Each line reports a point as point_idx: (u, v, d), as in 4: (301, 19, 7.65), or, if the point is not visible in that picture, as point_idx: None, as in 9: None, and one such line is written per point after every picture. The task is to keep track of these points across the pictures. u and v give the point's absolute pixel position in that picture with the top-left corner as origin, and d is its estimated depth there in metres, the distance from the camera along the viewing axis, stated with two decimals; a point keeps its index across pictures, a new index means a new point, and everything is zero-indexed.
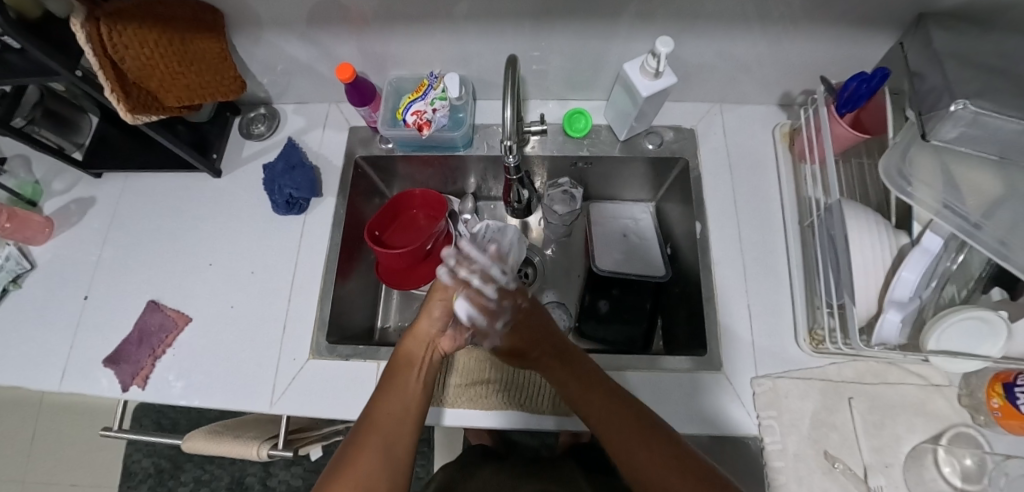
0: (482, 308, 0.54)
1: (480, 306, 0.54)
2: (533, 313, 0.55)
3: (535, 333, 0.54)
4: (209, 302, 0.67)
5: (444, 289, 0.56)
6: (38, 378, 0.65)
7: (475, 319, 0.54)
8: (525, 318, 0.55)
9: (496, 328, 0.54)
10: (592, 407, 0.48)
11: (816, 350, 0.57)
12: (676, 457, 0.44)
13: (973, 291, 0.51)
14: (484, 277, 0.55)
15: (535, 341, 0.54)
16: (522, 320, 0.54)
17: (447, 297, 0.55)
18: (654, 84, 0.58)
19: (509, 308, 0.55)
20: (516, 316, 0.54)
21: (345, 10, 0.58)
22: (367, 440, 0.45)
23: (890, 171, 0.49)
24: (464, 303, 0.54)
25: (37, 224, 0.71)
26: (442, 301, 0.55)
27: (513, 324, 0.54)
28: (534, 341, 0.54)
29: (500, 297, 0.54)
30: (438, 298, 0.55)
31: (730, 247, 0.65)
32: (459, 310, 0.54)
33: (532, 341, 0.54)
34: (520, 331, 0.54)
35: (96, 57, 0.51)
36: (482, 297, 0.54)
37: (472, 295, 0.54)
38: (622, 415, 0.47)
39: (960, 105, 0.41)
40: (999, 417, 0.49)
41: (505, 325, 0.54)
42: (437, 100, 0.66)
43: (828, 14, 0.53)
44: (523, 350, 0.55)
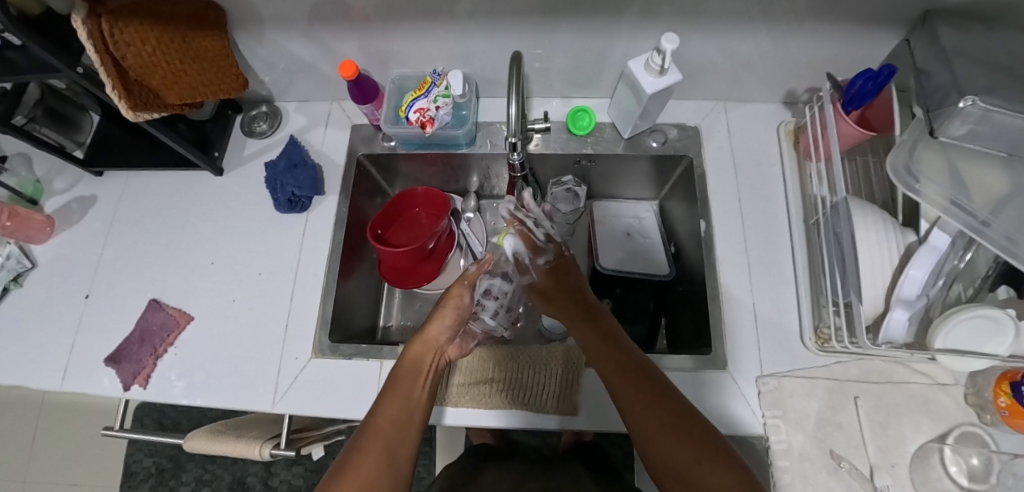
0: (530, 244, 0.59)
1: (528, 241, 0.59)
2: (564, 265, 0.59)
3: (565, 285, 0.58)
4: (211, 301, 0.67)
5: (458, 297, 0.55)
6: (39, 377, 0.64)
7: (520, 253, 0.59)
8: (563, 264, 0.59)
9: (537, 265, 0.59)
10: (612, 367, 0.47)
11: (822, 348, 0.57)
12: (683, 429, 0.42)
13: (979, 290, 0.51)
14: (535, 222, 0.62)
15: (567, 290, 0.57)
16: (559, 270, 0.59)
17: (462, 301, 0.55)
18: (659, 81, 0.58)
19: (552, 249, 0.60)
20: (554, 263, 0.59)
21: (348, 7, 0.57)
22: (369, 447, 0.44)
23: (897, 167, 0.48)
24: (512, 236, 0.59)
25: (38, 222, 0.71)
26: (455, 312, 0.54)
27: (553, 264, 0.59)
28: (562, 292, 0.57)
29: (547, 239, 0.61)
30: (452, 306, 0.54)
31: (734, 245, 0.64)
32: (508, 243, 0.59)
33: (561, 291, 0.57)
34: (555, 275, 0.58)
35: (97, 54, 0.50)
36: (530, 234, 0.60)
37: (523, 230, 0.60)
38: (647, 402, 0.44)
39: (969, 102, 0.40)
40: (1007, 417, 0.49)
41: (546, 263, 0.59)
42: (439, 98, 0.65)
43: (834, 11, 0.52)
44: (551, 297, 0.59)
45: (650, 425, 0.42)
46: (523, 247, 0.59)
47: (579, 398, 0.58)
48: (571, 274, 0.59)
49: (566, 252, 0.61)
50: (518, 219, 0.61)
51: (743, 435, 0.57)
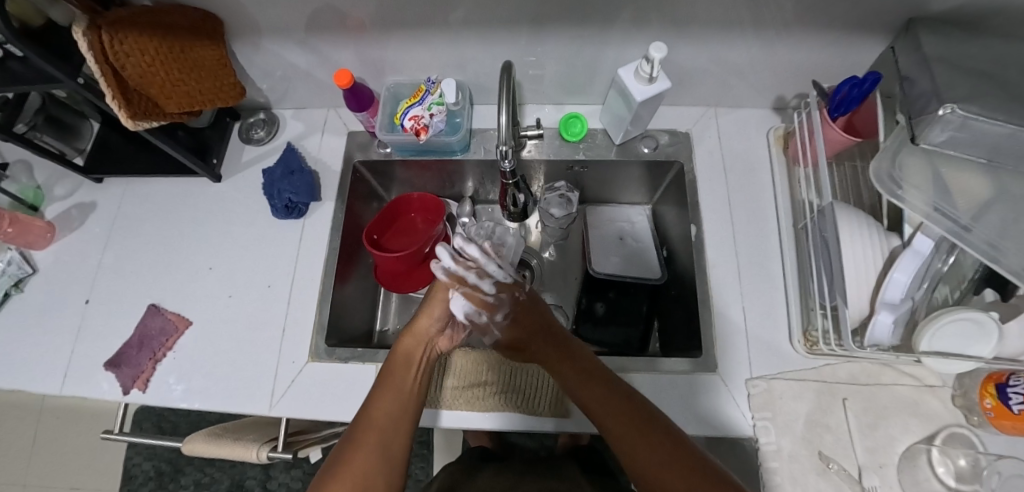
0: (478, 303, 0.51)
1: (477, 302, 0.51)
2: (530, 307, 0.53)
3: (535, 329, 0.52)
4: (209, 306, 0.68)
5: (444, 292, 0.55)
6: (39, 382, 0.65)
7: (472, 314, 0.53)
8: (522, 312, 0.52)
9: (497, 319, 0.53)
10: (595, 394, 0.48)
11: (810, 351, 0.58)
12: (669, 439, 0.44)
13: (966, 292, 0.52)
14: (481, 273, 0.49)
15: (535, 334, 0.52)
16: (522, 313, 0.52)
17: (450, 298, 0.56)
18: (649, 88, 0.59)
19: (507, 301, 0.51)
20: (513, 314, 0.52)
21: (343, 17, 0.58)
22: (364, 440, 0.45)
23: (881, 175, 0.49)
24: (458, 300, 0.52)
25: (39, 228, 0.72)
26: (444, 303, 0.55)
27: (513, 317, 0.52)
28: (532, 338, 0.52)
29: (498, 290, 0.51)
30: (439, 299, 0.55)
31: (725, 249, 0.65)
32: (455, 305, 0.53)
33: (531, 336, 0.52)
34: (519, 325, 0.52)
35: (97, 65, 0.51)
36: (478, 295, 0.51)
37: (467, 290, 0.50)
38: (632, 423, 0.45)
39: (949, 109, 0.41)
40: (992, 418, 0.50)
41: (505, 318, 0.52)
42: (433, 106, 0.66)
43: (818, 19, 0.53)
44: (522, 345, 0.53)
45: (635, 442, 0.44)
46: (476, 309, 0.52)
47: (571, 400, 0.59)
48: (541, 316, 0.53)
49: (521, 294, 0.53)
50: (459, 278, 0.48)
51: (734, 437, 0.57)
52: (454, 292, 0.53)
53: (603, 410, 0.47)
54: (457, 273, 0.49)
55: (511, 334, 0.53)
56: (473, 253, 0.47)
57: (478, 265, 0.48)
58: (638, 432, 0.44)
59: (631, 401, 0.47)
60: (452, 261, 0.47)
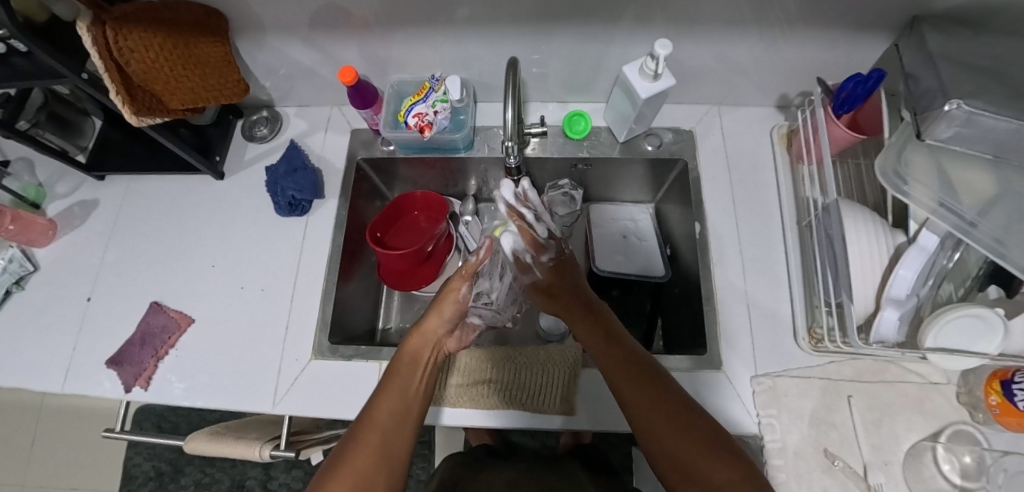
0: (530, 240, 0.58)
1: (528, 238, 0.58)
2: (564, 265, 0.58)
3: (569, 284, 0.56)
4: (212, 304, 0.68)
5: (457, 290, 0.54)
6: (40, 380, 0.65)
7: (519, 251, 0.57)
8: (563, 263, 0.58)
9: (541, 261, 0.58)
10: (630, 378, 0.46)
11: (815, 349, 0.58)
12: (694, 428, 0.42)
13: (970, 290, 0.52)
14: (537, 215, 0.59)
15: (569, 287, 0.56)
16: (560, 265, 0.58)
17: (460, 299, 0.54)
18: (654, 85, 0.59)
19: (554, 246, 0.59)
20: (557, 259, 0.58)
21: (348, 15, 0.58)
22: (365, 438, 0.45)
23: (887, 169, 0.49)
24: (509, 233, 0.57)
25: (41, 226, 0.72)
26: (453, 307, 0.54)
27: (557, 261, 0.58)
28: (564, 292, 0.55)
29: (549, 234, 0.58)
30: (449, 301, 0.54)
31: (729, 246, 0.65)
32: (506, 241, 0.57)
33: (564, 290, 0.56)
34: (559, 273, 0.57)
35: (100, 60, 0.51)
36: (532, 229, 0.58)
37: (522, 224, 0.58)
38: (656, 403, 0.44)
39: (954, 105, 0.41)
40: (997, 415, 0.49)
41: (548, 260, 0.58)
42: (438, 103, 0.66)
43: (823, 17, 0.54)
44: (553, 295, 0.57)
45: (660, 422, 0.43)
46: (523, 245, 0.57)
47: (576, 398, 0.58)
48: (574, 279, 0.57)
49: (567, 247, 0.60)
50: (517, 212, 0.58)
51: (739, 434, 0.57)
52: (509, 227, 0.58)
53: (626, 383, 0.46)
54: (517, 213, 0.58)
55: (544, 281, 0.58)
56: (532, 196, 0.59)
57: (534, 211, 0.59)
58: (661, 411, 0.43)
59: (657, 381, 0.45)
60: (513, 197, 0.57)
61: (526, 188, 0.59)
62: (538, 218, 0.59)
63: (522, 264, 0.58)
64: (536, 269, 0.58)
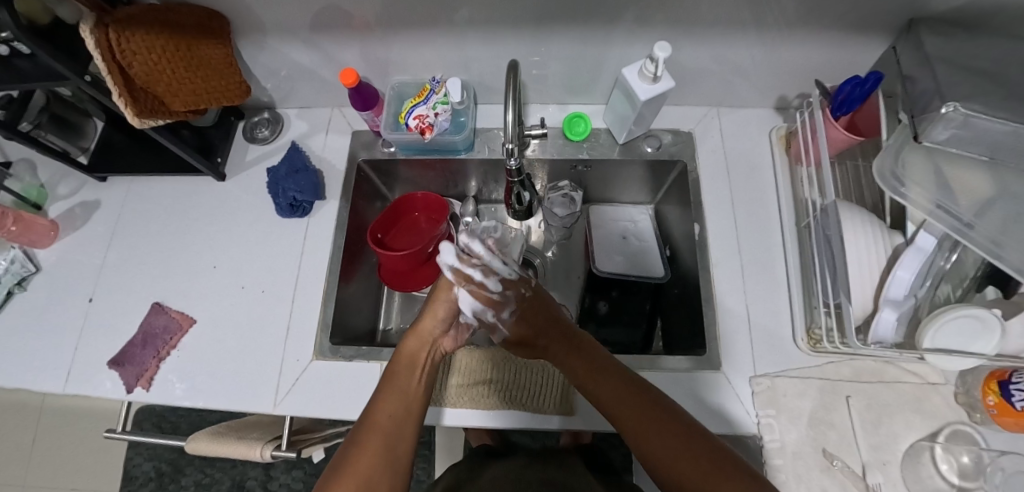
0: (487, 300, 0.52)
1: (484, 300, 0.52)
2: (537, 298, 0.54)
3: (543, 318, 0.53)
4: (214, 304, 0.68)
5: (445, 288, 0.55)
6: (42, 380, 0.65)
7: (479, 311, 0.53)
8: (532, 305, 0.53)
9: (503, 318, 0.53)
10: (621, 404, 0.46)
11: (813, 349, 0.58)
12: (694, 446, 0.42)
13: (968, 290, 0.52)
14: (488, 271, 0.51)
15: (542, 331, 0.53)
16: (529, 309, 0.53)
17: (450, 300, 0.54)
18: (653, 88, 0.59)
19: (512, 297, 0.52)
20: (519, 307, 0.53)
21: (349, 17, 0.59)
22: (368, 440, 0.45)
23: (884, 171, 0.50)
24: (461, 294, 0.52)
25: (43, 226, 0.72)
26: (445, 303, 0.54)
27: (521, 314, 0.53)
28: (541, 332, 0.53)
29: (503, 286, 0.52)
30: (442, 300, 0.54)
31: (728, 247, 0.66)
32: (462, 303, 0.53)
33: (541, 324, 0.53)
34: (525, 321, 0.53)
35: (102, 62, 0.51)
36: (484, 289, 0.52)
37: (472, 288, 0.52)
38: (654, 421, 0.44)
39: (951, 108, 0.41)
40: (995, 415, 0.50)
41: (510, 316, 0.53)
42: (438, 105, 0.66)
43: (820, 20, 0.54)
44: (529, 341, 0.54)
45: (658, 441, 0.43)
46: (482, 306, 0.53)
47: (575, 397, 0.59)
48: (546, 315, 0.53)
49: (526, 289, 0.53)
50: (464, 276, 0.51)
51: (738, 434, 0.58)
52: (460, 293, 0.53)
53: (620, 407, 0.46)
54: (461, 275, 0.51)
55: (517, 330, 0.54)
56: (479, 251, 0.51)
57: (485, 265, 0.51)
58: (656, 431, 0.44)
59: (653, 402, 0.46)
60: (455, 259, 0.50)
61: (467, 242, 0.51)
62: (489, 263, 0.52)
63: (488, 325, 0.55)
64: (501, 325, 0.54)
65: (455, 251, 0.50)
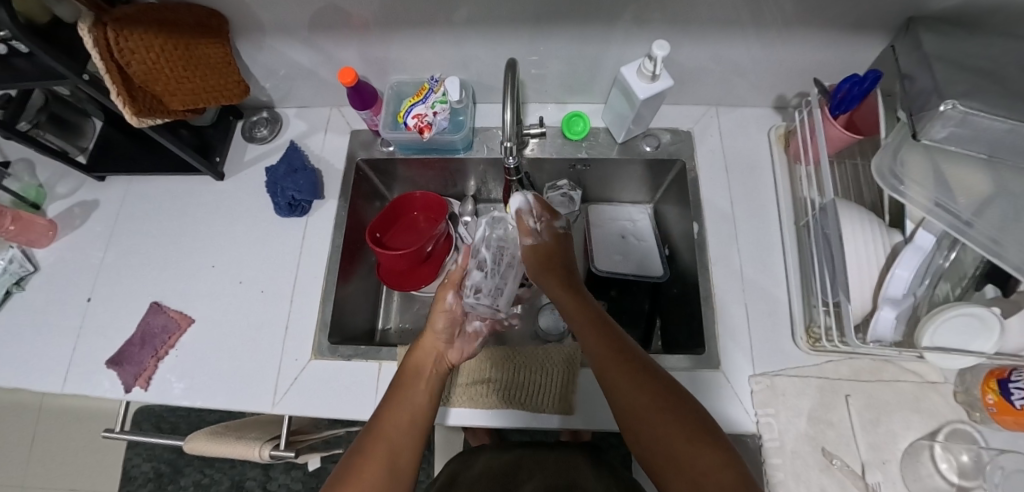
0: (544, 204, 0.62)
1: (541, 203, 0.61)
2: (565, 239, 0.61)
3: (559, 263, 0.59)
4: (212, 304, 0.68)
5: (445, 299, 0.58)
6: (40, 380, 0.65)
7: (525, 210, 0.60)
8: (567, 239, 0.62)
9: (556, 225, 0.61)
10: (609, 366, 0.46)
11: (813, 348, 0.58)
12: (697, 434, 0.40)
13: (967, 289, 0.52)
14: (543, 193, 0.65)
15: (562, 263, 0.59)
16: (557, 239, 0.60)
17: (451, 307, 0.57)
18: (651, 86, 0.59)
19: (564, 217, 0.63)
20: (564, 231, 0.62)
21: (347, 16, 0.59)
22: (372, 450, 0.45)
23: (881, 169, 0.50)
24: (524, 196, 0.61)
25: (41, 226, 0.72)
26: (448, 316, 0.57)
27: (565, 233, 0.62)
28: (557, 264, 0.59)
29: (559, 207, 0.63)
30: (442, 310, 0.57)
31: (727, 246, 0.65)
32: (519, 198, 0.60)
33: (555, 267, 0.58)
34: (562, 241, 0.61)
35: (101, 61, 0.51)
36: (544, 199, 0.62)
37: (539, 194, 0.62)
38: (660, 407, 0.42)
39: (949, 106, 0.41)
40: (995, 414, 0.50)
41: (560, 227, 0.61)
42: (437, 104, 0.66)
43: (818, 19, 0.54)
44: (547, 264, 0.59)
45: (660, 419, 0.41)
46: (533, 208, 0.60)
47: (575, 397, 0.58)
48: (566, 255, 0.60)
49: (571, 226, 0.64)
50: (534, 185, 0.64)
51: (737, 434, 0.57)
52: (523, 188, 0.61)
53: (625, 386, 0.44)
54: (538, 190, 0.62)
55: (545, 242, 0.60)
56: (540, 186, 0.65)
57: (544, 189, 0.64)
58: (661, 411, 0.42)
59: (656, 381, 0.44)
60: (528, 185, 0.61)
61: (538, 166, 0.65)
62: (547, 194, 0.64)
63: (527, 228, 0.60)
64: (544, 232, 0.60)
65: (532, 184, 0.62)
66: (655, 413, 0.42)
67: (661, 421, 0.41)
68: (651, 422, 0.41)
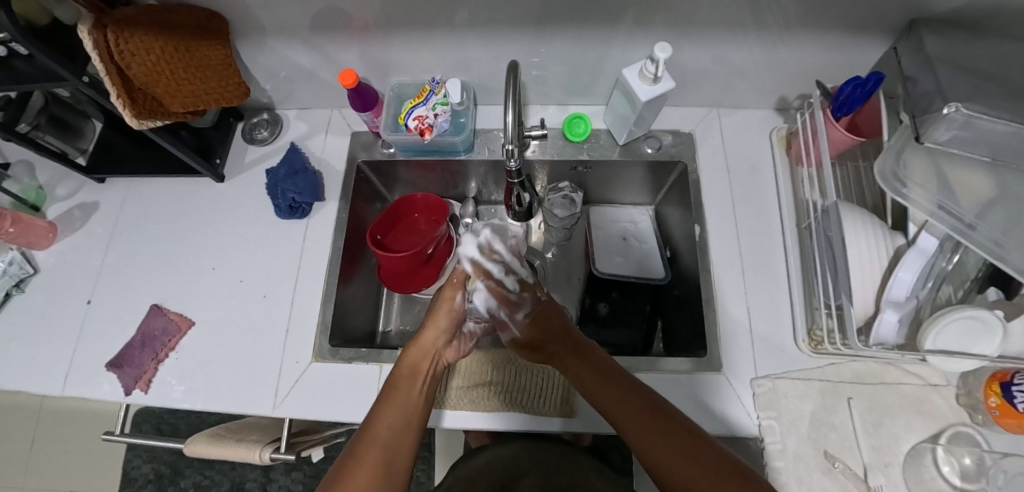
0: (501, 297, 0.59)
1: (500, 296, 0.59)
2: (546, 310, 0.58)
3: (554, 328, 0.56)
4: (213, 306, 0.68)
5: (451, 299, 0.59)
6: (40, 383, 0.65)
7: (493, 308, 0.59)
8: (544, 311, 0.58)
9: (517, 319, 0.58)
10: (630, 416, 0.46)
11: (815, 351, 0.58)
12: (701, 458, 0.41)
13: (970, 291, 0.52)
14: (505, 269, 0.60)
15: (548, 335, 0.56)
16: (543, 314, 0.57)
17: (455, 305, 0.58)
18: (653, 88, 0.59)
19: (529, 301, 0.59)
20: (534, 312, 0.58)
21: (348, 18, 0.58)
22: (367, 452, 0.45)
23: (885, 173, 0.49)
24: (479, 290, 0.59)
25: (41, 228, 0.72)
26: (449, 314, 0.58)
27: (534, 316, 0.57)
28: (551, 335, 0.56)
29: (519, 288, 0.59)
30: (445, 308, 0.58)
31: (728, 248, 0.65)
32: (477, 296, 0.59)
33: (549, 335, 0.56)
34: (537, 323, 0.57)
35: (101, 64, 0.51)
36: (502, 288, 0.59)
37: (490, 285, 0.59)
38: (665, 442, 0.43)
39: (953, 108, 0.41)
40: (997, 416, 0.49)
41: (525, 317, 0.58)
42: (438, 106, 0.66)
43: (821, 20, 0.54)
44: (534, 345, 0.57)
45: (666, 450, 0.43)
46: (496, 302, 0.59)
47: (575, 399, 0.58)
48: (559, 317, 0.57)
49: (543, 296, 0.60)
50: (483, 269, 0.59)
51: (739, 436, 0.57)
52: (478, 283, 0.59)
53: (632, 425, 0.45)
54: (480, 269, 0.59)
55: (524, 334, 0.57)
56: (498, 248, 0.61)
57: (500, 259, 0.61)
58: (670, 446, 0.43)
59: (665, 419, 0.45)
60: (478, 252, 0.60)
61: (490, 239, 0.61)
62: (507, 271, 0.60)
63: (498, 323, 0.60)
64: (515, 325, 0.58)
65: (477, 246, 0.60)
66: (664, 447, 0.43)
67: (673, 454, 0.42)
68: (679, 470, 0.41)
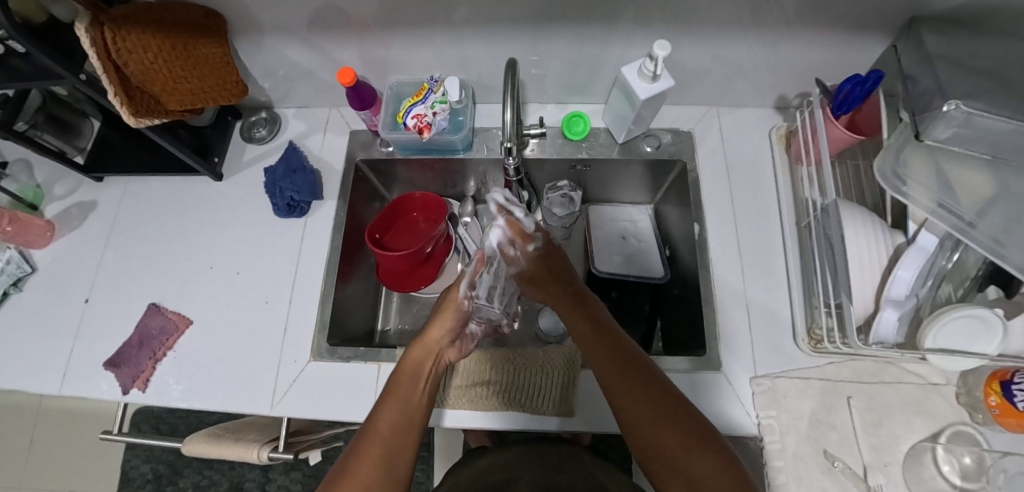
0: (518, 232, 0.60)
1: (517, 230, 0.60)
2: (552, 253, 0.60)
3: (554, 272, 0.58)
4: (210, 306, 0.67)
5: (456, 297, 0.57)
6: (37, 382, 0.64)
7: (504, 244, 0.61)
8: (551, 251, 0.60)
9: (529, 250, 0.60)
10: (612, 373, 0.46)
11: (814, 349, 0.57)
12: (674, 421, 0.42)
13: (970, 290, 0.52)
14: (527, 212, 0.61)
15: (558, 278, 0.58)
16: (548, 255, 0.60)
17: (460, 307, 0.56)
18: (652, 86, 0.59)
19: (543, 236, 0.61)
20: (544, 249, 0.60)
21: (347, 16, 0.58)
22: (368, 450, 0.44)
23: (885, 169, 0.48)
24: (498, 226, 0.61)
25: (38, 227, 0.71)
26: (455, 313, 0.56)
27: (543, 251, 0.60)
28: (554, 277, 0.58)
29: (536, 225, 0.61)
30: (450, 310, 0.56)
31: (728, 247, 0.65)
32: (495, 233, 0.61)
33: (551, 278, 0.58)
34: (546, 260, 0.59)
35: (99, 62, 0.51)
36: (519, 223, 0.60)
37: (508, 219, 0.61)
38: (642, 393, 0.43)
39: (953, 105, 0.41)
40: (998, 416, 0.49)
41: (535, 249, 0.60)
42: (436, 104, 0.66)
43: (820, 18, 0.54)
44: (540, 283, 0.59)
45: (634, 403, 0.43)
46: (511, 238, 0.60)
47: (574, 399, 0.58)
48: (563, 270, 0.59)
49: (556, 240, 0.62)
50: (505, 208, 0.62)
51: (739, 436, 0.57)
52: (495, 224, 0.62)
53: (609, 370, 0.46)
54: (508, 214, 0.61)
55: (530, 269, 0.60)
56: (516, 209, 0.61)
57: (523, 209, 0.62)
58: (645, 403, 0.43)
59: (645, 375, 0.45)
60: (503, 201, 0.62)
61: (507, 202, 0.62)
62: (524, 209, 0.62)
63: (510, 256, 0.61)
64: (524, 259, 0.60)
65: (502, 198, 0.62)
66: (635, 399, 0.43)
67: (640, 407, 0.43)
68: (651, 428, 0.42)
